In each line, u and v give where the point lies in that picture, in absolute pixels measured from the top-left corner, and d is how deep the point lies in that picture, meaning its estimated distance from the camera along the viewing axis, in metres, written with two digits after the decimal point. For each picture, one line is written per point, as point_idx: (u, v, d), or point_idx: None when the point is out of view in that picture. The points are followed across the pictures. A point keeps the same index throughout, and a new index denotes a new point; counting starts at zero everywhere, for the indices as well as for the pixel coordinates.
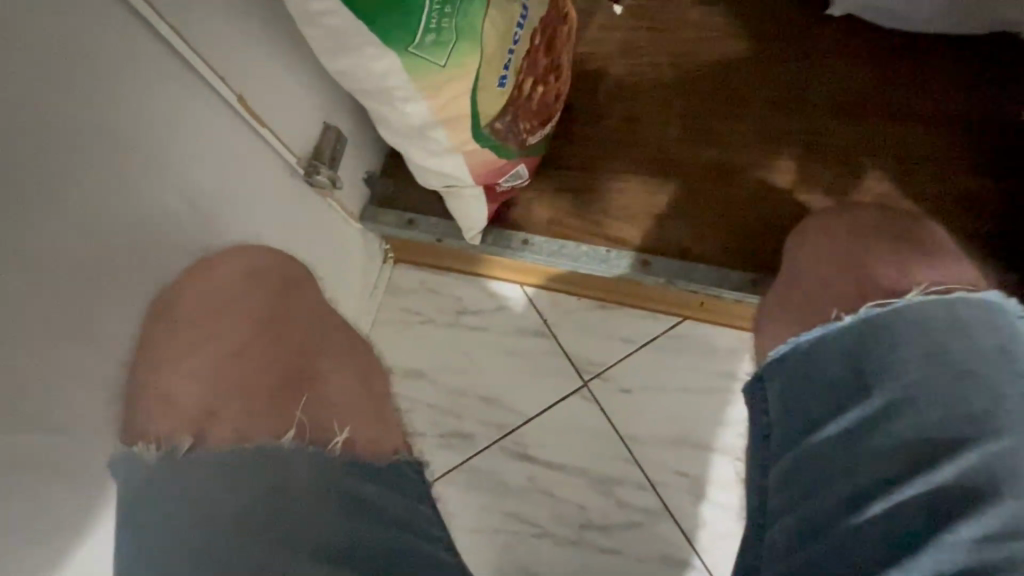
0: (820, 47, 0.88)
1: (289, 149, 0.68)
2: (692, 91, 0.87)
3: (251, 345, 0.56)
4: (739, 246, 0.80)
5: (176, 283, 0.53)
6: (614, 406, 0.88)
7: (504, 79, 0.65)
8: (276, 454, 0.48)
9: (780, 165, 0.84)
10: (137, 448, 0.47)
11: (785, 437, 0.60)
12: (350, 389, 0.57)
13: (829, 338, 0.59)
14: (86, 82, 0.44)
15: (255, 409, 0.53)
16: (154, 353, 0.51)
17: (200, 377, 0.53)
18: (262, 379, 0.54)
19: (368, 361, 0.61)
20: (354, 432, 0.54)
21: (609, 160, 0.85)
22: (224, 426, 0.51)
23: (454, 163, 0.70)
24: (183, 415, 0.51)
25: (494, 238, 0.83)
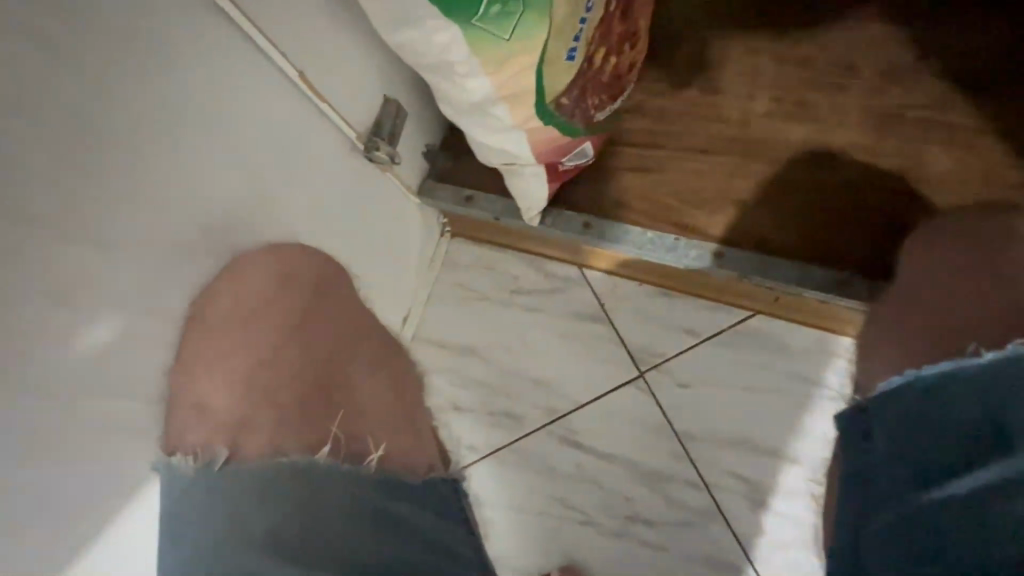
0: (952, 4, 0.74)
1: (349, 125, 0.67)
2: (786, 60, 0.77)
3: (281, 354, 0.58)
4: (829, 241, 0.72)
5: (212, 286, 0.52)
6: (671, 400, 0.84)
7: (574, 51, 0.60)
8: (321, 472, 0.51)
9: (886, 147, 0.73)
10: (176, 457, 0.48)
11: (891, 488, 0.54)
12: (379, 397, 0.62)
13: (963, 378, 0.52)
14: (148, 71, 0.44)
15: (288, 420, 0.55)
16: (191, 357, 0.51)
17: (234, 384, 0.54)
18: (292, 390, 0.57)
19: (396, 368, 0.66)
20: (387, 446, 0.59)
21: (684, 138, 0.78)
22: (257, 437, 0.53)
23: (516, 142, 0.66)
24: (219, 422, 0.52)
25: (554, 220, 0.79)
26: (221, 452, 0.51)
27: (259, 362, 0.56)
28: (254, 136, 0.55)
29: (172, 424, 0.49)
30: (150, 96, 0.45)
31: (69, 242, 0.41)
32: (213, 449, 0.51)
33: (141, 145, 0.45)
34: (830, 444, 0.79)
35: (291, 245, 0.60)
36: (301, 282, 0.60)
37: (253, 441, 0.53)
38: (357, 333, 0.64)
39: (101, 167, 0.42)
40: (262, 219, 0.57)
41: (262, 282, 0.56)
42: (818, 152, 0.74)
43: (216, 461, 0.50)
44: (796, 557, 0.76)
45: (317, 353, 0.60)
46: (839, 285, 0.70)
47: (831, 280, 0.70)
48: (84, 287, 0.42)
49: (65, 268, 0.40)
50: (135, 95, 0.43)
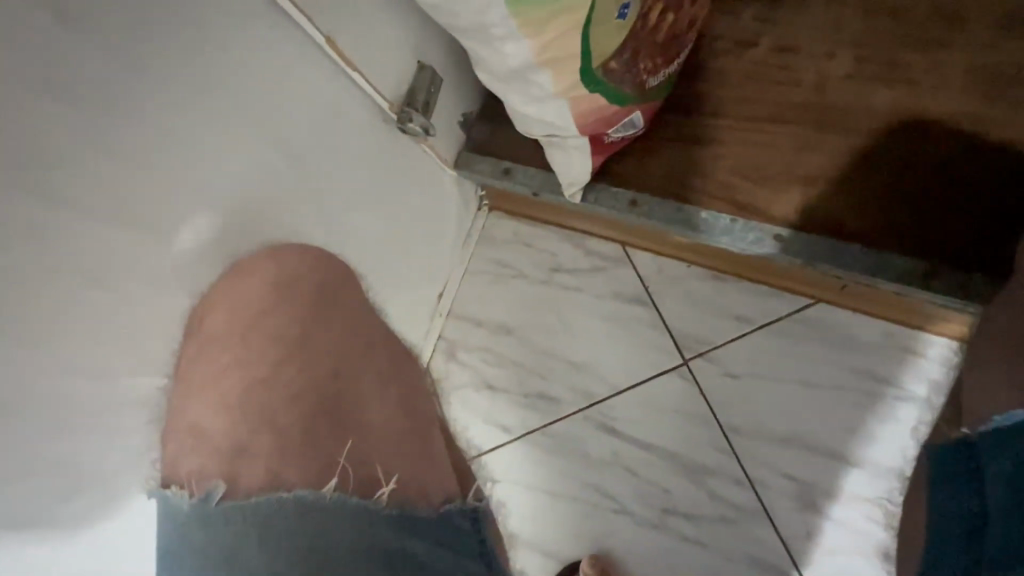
0: None
1: (380, 93, 0.63)
2: (875, 12, 0.67)
3: (279, 373, 0.49)
4: (915, 225, 0.63)
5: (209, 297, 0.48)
6: (718, 391, 0.78)
7: (626, 8, 0.54)
8: (318, 510, 0.44)
9: (994, 115, 0.62)
10: (172, 491, 0.44)
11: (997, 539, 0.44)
12: (394, 417, 0.51)
13: None
14: (168, 45, 0.41)
15: (285, 450, 0.46)
16: (189, 377, 0.47)
17: (229, 408, 0.47)
18: (293, 416, 0.48)
19: (412, 382, 0.55)
20: (405, 473, 0.49)
21: (748, 105, 0.69)
22: (255, 468, 0.46)
23: (558, 112, 0.60)
24: (213, 449, 0.46)
25: (597, 196, 0.73)
26: (218, 487, 0.44)
27: (254, 384, 0.48)
28: (280, 104, 0.52)
29: (169, 446, 0.46)
30: (168, 62, 0.42)
31: (92, 217, 0.39)
32: (211, 482, 0.45)
33: (155, 125, 0.42)
34: (906, 452, 0.72)
35: (288, 248, 0.54)
36: (299, 288, 0.52)
37: (250, 474, 0.46)
38: (368, 339, 0.54)
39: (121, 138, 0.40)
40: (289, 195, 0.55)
41: (259, 285, 0.50)
42: (905, 121, 0.64)
43: (213, 495, 0.44)
44: (849, 566, 0.71)
45: (321, 366, 0.50)
46: (925, 275, 0.62)
47: (914, 271, 0.62)
48: (110, 262, 0.41)
49: (88, 243, 0.39)
50: (152, 65, 0.41)
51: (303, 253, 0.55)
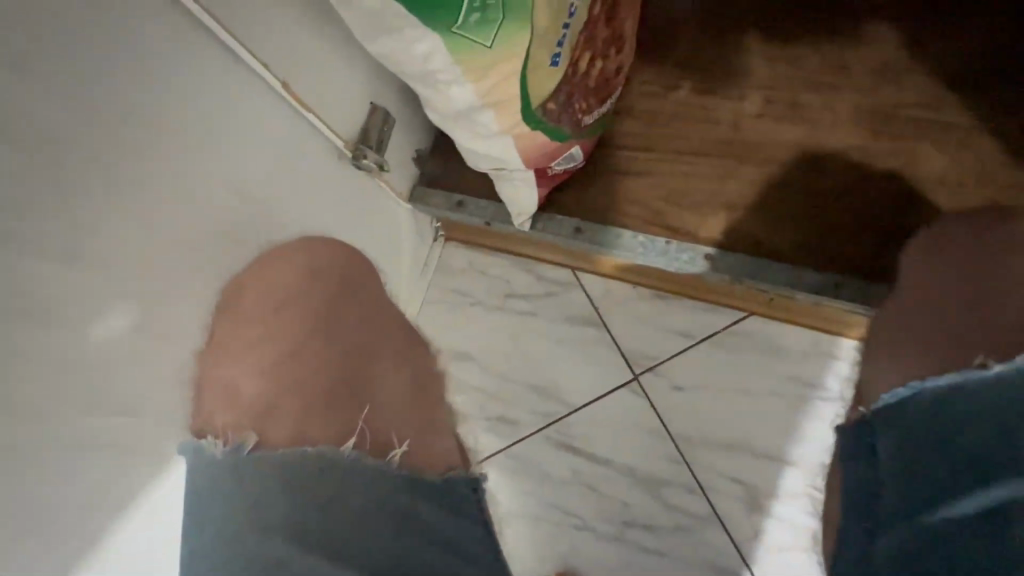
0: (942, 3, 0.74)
1: (335, 133, 0.66)
2: (777, 60, 0.77)
3: (309, 344, 0.59)
4: (826, 242, 0.71)
5: (240, 277, 0.56)
6: (667, 404, 0.83)
7: (557, 57, 0.59)
8: (339, 464, 0.52)
9: (880, 146, 0.72)
10: (206, 441, 0.50)
11: (901, 503, 0.51)
12: (403, 394, 0.60)
13: (976, 388, 0.50)
14: (124, 85, 0.43)
15: (312, 409, 0.56)
16: (224, 342, 0.54)
17: (263, 370, 0.56)
18: (319, 381, 0.57)
19: (425, 366, 0.64)
20: (414, 444, 0.58)
21: (676, 139, 0.77)
22: (283, 425, 0.55)
23: (504, 147, 0.65)
24: (246, 406, 0.54)
25: (544, 224, 0.79)
26: (250, 438, 0.53)
27: (287, 352, 0.58)
28: (239, 144, 0.54)
29: (203, 403, 0.53)
30: (125, 102, 0.44)
31: (44, 258, 0.40)
32: (242, 435, 0.53)
33: (114, 159, 0.43)
34: (829, 448, 0.78)
35: (317, 240, 0.63)
36: (325, 280, 0.62)
37: (280, 433, 0.55)
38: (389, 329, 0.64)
39: (102, 165, 0.43)
40: (246, 232, 0.56)
41: (291, 275, 0.59)
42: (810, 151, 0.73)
43: (246, 446, 0.52)
44: (795, 562, 0.76)
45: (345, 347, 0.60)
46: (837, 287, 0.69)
47: (825, 283, 0.70)
48: (64, 304, 0.41)
49: (43, 287, 0.40)
50: (108, 105, 0.42)
51: (328, 243, 0.64)
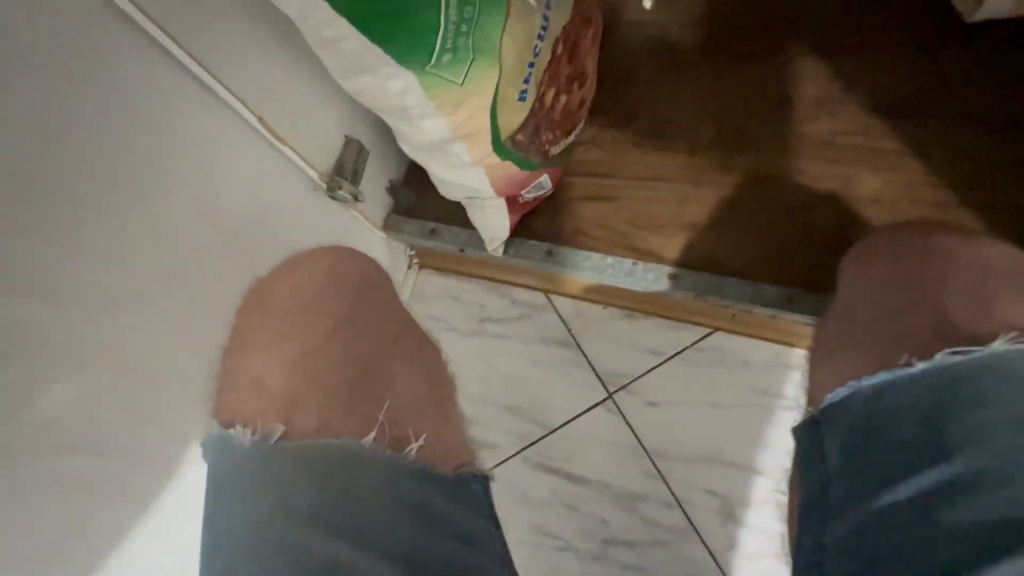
0: (867, 42, 0.82)
1: (311, 166, 0.67)
2: (725, 94, 0.83)
3: (332, 342, 0.67)
4: (781, 259, 0.76)
5: (264, 279, 0.62)
6: (641, 420, 0.85)
7: (525, 93, 0.63)
8: (359, 455, 0.59)
9: (821, 171, 0.79)
10: (234, 431, 0.57)
11: (846, 493, 0.57)
12: (417, 390, 0.69)
13: (898, 383, 0.58)
14: (102, 118, 0.44)
15: (335, 401, 0.65)
16: (251, 338, 0.61)
17: (289, 364, 0.64)
18: (340, 375, 0.66)
19: (436, 365, 0.72)
20: (428, 439, 0.65)
21: (638, 166, 0.82)
22: (308, 416, 0.63)
23: (477, 176, 0.68)
24: (274, 395, 0.62)
25: (516, 249, 0.82)
26: (277, 428, 0.61)
27: (312, 348, 0.66)
28: (216, 179, 0.55)
29: (233, 394, 0.59)
30: (103, 134, 0.45)
31: (17, 284, 0.40)
32: (270, 426, 0.61)
33: (90, 188, 0.44)
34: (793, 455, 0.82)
35: (342, 251, 0.71)
36: (344, 285, 0.70)
37: (305, 422, 0.63)
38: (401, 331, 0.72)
39: (115, 168, 0.46)
40: (222, 264, 0.57)
41: (313, 280, 0.67)
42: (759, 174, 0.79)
43: (273, 435, 0.60)
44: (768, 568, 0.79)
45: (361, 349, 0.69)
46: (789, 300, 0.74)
47: (781, 296, 0.75)
48: (38, 328, 0.41)
49: (6, 318, 0.39)
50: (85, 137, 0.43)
51: (348, 253, 0.72)
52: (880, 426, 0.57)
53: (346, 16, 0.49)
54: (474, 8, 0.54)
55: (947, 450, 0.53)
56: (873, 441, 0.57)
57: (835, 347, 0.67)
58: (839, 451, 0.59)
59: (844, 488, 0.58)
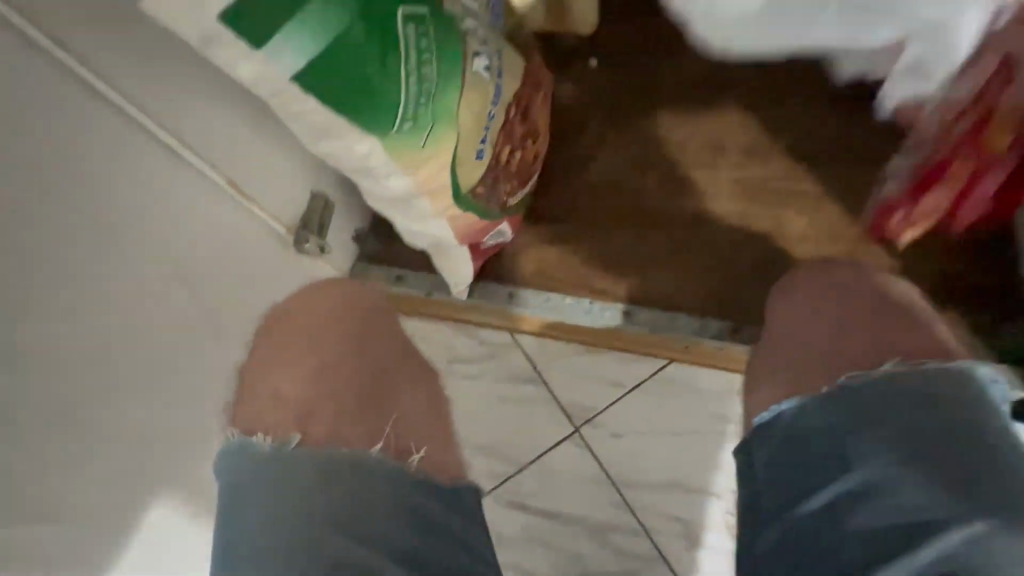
0: (790, 93, 0.90)
1: (277, 220, 0.70)
2: (667, 144, 0.90)
3: (340, 361, 0.71)
4: (724, 282, 0.85)
5: (283, 304, 0.70)
6: (606, 452, 0.88)
7: (481, 152, 0.68)
8: (359, 462, 0.61)
9: (755, 212, 0.87)
10: (254, 438, 0.61)
11: (772, 508, 0.61)
12: (420, 406, 0.73)
13: (809, 404, 0.61)
14: (66, 183, 0.45)
15: (345, 412, 0.68)
16: (273, 354, 0.68)
17: (304, 377, 0.69)
18: (349, 388, 0.69)
19: (437, 387, 0.76)
20: (428, 452, 0.69)
21: (591, 212, 0.88)
22: (319, 425, 0.66)
23: (440, 227, 0.72)
24: (289, 406, 0.66)
25: (481, 291, 0.89)
26: (295, 435, 0.63)
27: (323, 364, 0.70)
28: (183, 238, 0.57)
29: (255, 406, 0.64)
30: (68, 200, 0.45)
31: None
32: (287, 433, 0.64)
33: (52, 253, 0.45)
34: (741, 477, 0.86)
35: (348, 282, 0.75)
36: (347, 317, 0.73)
37: (318, 428, 0.66)
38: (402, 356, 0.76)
39: (76, 232, 0.46)
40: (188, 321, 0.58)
41: (327, 300, 0.72)
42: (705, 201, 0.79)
43: (289, 443, 0.62)
44: None
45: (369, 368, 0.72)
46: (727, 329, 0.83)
47: (723, 328, 0.84)
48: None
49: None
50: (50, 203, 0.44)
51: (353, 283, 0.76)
52: (793, 445, 0.61)
53: (312, 92, 0.52)
54: (432, 81, 0.57)
55: (854, 462, 0.56)
56: (794, 458, 0.60)
57: (767, 373, 0.72)
58: (766, 466, 0.62)
59: (772, 502, 0.61)
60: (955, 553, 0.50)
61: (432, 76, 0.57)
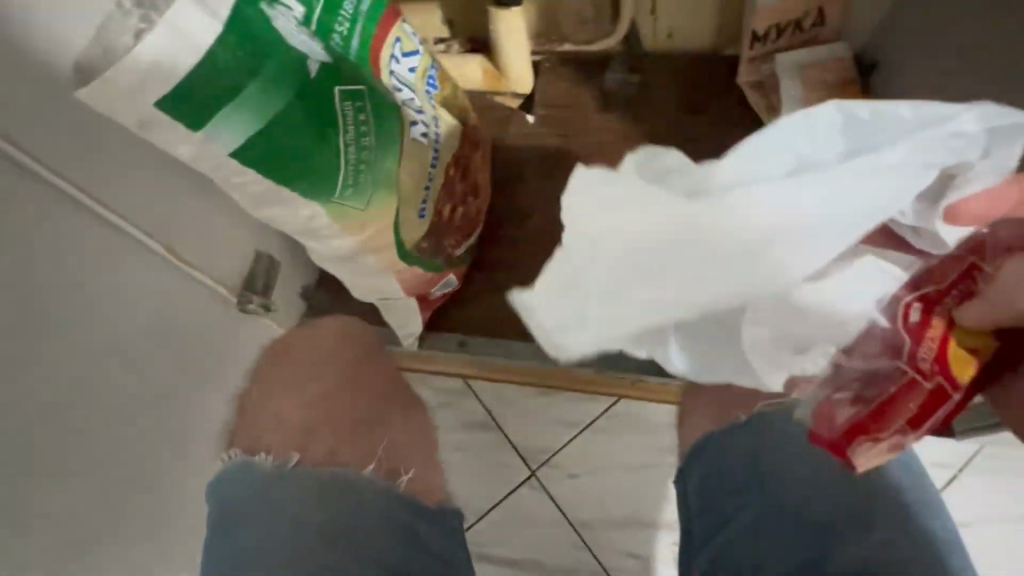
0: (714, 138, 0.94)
1: (220, 283, 0.69)
2: None
3: (339, 391, 0.77)
4: None
5: (290, 335, 0.79)
6: (563, 494, 0.89)
7: (423, 210, 0.71)
8: (354, 482, 0.66)
9: None
10: (259, 456, 0.67)
11: (704, 531, 0.63)
12: (408, 436, 0.78)
13: (735, 431, 0.66)
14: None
15: (342, 434, 0.73)
16: (278, 382, 0.75)
17: (307, 404, 0.75)
18: (347, 414, 0.75)
19: (420, 418, 0.81)
20: (415, 475, 0.73)
21: (536, 259, 0.92)
22: (319, 446, 0.71)
23: (387, 282, 0.74)
24: (291, 428, 0.71)
25: (431, 341, 0.89)
26: (294, 456, 0.68)
27: (324, 394, 0.76)
28: (121, 310, 0.56)
29: (259, 427, 0.71)
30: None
31: None
32: (288, 454, 0.68)
33: None
34: None
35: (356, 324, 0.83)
36: (353, 347, 0.81)
37: (318, 449, 0.70)
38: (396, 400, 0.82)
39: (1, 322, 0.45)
40: (119, 393, 0.57)
41: (327, 338, 0.80)
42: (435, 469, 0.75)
43: (289, 462, 0.67)
44: None
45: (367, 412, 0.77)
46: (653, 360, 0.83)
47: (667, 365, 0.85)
48: None
49: None
50: None
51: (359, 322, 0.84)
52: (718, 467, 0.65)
53: (250, 166, 0.54)
54: (371, 150, 0.61)
55: (773, 482, 0.60)
56: (722, 482, 0.64)
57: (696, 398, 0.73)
58: (697, 491, 0.65)
59: (704, 525, 0.64)
60: (874, 560, 0.52)
61: (370, 145, 0.61)
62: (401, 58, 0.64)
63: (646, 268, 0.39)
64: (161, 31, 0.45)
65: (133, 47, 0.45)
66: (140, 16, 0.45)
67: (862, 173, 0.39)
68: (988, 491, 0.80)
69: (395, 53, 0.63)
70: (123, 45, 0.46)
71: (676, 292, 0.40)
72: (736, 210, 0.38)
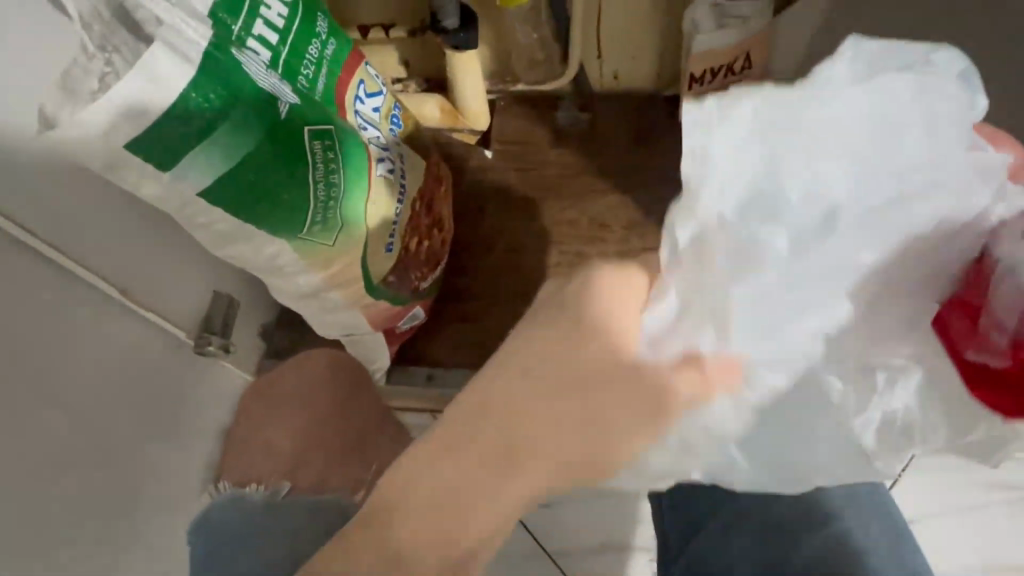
0: (663, 169, 1.00)
1: (176, 326, 0.66)
2: (561, 221, 0.98)
3: (327, 420, 0.72)
4: None
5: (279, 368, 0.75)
6: (535, 524, 0.88)
7: (390, 245, 0.72)
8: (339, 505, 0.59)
9: None
10: (250, 488, 0.64)
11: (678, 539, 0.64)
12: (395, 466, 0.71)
13: None
14: None
15: (330, 462, 0.69)
16: (260, 411, 0.73)
17: (296, 435, 0.70)
18: (336, 444, 0.70)
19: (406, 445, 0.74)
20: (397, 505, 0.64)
21: (499, 289, 0.94)
22: (309, 475, 0.67)
23: (352, 316, 0.73)
24: (279, 459, 0.68)
25: (398, 376, 0.88)
26: (284, 485, 0.64)
27: (311, 424, 0.71)
28: (72, 356, 0.54)
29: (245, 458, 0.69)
30: None
31: None
32: (278, 483, 0.65)
33: None
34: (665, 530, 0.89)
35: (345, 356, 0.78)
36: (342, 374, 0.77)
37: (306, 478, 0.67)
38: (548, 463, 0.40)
39: None
40: (67, 447, 0.53)
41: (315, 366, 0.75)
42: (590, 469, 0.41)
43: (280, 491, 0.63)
44: None
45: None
46: None
47: None
48: None
49: None
50: None
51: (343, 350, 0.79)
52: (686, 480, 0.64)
53: (218, 204, 0.54)
54: (340, 186, 0.62)
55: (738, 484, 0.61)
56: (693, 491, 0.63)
57: None
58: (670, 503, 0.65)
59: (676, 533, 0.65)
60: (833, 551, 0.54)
61: (339, 181, 0.61)
62: (365, 98, 0.66)
63: (704, 257, 0.40)
64: (130, 77, 0.45)
65: (100, 91, 0.45)
66: (104, 60, 0.45)
67: (852, 106, 0.40)
68: (934, 488, 0.84)
69: (359, 93, 0.65)
70: (88, 89, 0.45)
71: (719, 271, 0.41)
72: (751, 158, 0.40)
